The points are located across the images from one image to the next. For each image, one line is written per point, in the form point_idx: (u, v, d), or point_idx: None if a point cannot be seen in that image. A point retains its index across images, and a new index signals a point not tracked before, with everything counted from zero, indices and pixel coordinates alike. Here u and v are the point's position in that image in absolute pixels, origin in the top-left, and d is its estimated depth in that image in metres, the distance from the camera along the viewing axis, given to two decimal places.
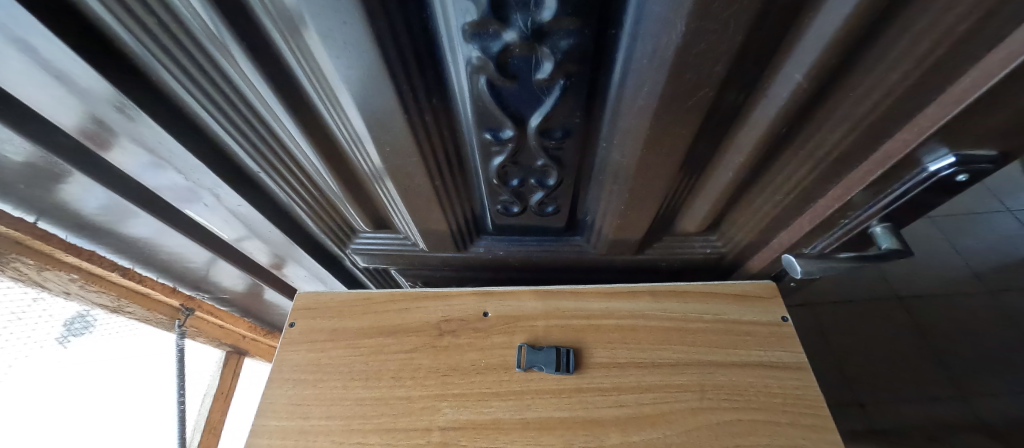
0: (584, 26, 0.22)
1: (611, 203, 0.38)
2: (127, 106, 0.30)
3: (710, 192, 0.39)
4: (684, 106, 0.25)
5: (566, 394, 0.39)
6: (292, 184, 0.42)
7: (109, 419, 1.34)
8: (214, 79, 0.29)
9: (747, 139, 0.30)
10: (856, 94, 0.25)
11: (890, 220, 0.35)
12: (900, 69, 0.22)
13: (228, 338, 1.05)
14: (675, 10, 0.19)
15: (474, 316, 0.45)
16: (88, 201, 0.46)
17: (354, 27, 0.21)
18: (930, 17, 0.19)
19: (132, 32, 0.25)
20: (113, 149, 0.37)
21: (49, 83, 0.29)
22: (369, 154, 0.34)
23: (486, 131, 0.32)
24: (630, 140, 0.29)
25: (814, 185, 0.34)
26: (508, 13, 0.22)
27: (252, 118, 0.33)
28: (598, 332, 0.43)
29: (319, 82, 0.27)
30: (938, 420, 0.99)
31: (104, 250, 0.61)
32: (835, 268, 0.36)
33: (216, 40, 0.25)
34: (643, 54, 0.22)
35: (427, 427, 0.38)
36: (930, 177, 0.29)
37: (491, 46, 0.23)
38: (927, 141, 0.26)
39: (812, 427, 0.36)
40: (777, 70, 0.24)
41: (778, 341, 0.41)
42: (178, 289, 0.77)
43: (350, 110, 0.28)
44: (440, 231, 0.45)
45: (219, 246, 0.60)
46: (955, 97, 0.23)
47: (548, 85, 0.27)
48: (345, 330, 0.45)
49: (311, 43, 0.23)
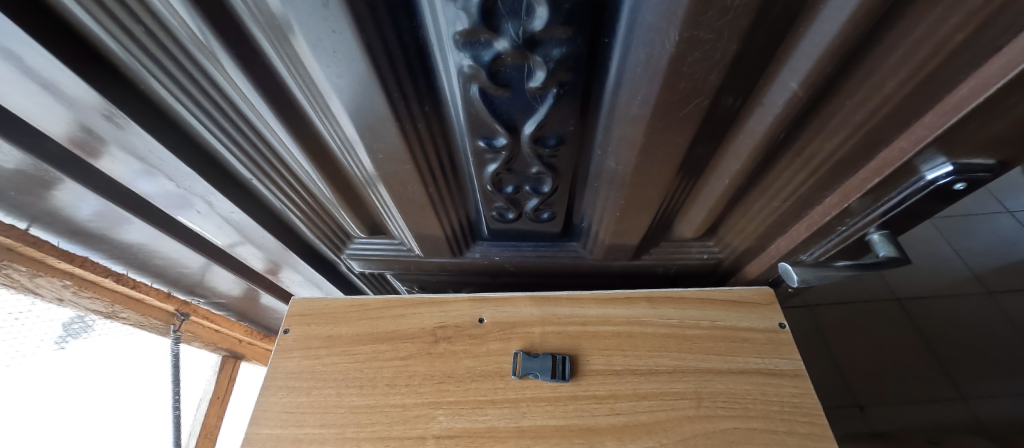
0: (577, 34, 0.22)
1: (607, 209, 0.38)
2: (116, 114, 0.30)
3: (706, 198, 0.38)
4: (679, 114, 0.25)
5: (562, 402, 0.39)
6: (285, 191, 0.42)
7: (109, 417, 1.38)
8: (205, 88, 0.29)
9: (743, 146, 0.30)
10: (851, 104, 0.25)
11: (888, 227, 0.35)
12: (897, 78, 0.22)
13: (223, 343, 1.05)
14: (669, 19, 0.19)
15: (469, 322, 0.45)
16: (80, 207, 0.46)
17: (343, 36, 0.21)
18: (925, 27, 0.19)
19: (119, 40, 0.25)
20: (103, 157, 0.37)
21: (35, 92, 0.28)
22: (362, 161, 0.34)
23: (480, 138, 0.31)
24: (624, 148, 0.29)
25: (810, 192, 0.34)
26: (500, 22, 0.21)
27: (244, 125, 0.33)
28: (594, 339, 0.42)
29: (309, 89, 0.26)
30: (939, 423, 0.99)
31: (97, 255, 0.60)
32: (832, 276, 0.36)
33: (205, 49, 0.24)
34: (637, 62, 0.22)
35: (421, 436, 0.38)
36: (927, 185, 0.29)
37: (482, 55, 0.23)
38: (925, 150, 0.26)
39: (810, 436, 0.35)
40: (772, 78, 0.24)
41: (775, 348, 0.41)
42: (173, 294, 0.77)
43: (341, 118, 0.28)
44: (434, 237, 0.45)
45: (214, 252, 0.60)
46: (952, 106, 0.23)
47: (542, 93, 0.26)
48: (340, 336, 0.45)
49: (300, 52, 0.23)
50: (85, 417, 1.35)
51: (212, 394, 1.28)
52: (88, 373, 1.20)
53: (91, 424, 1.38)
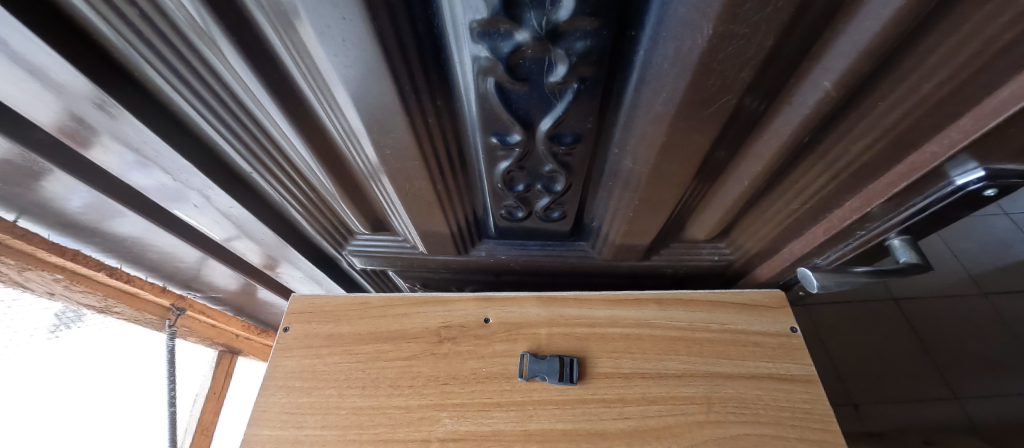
0: (603, 27, 0.21)
1: (619, 210, 0.37)
2: (108, 103, 0.29)
3: (721, 201, 0.37)
4: (704, 113, 0.24)
5: (570, 405, 0.38)
6: (285, 184, 0.40)
7: (103, 414, 1.37)
8: (204, 77, 0.27)
9: (767, 148, 0.29)
10: (883, 105, 0.24)
11: (908, 233, 0.35)
12: (935, 79, 0.21)
13: (219, 337, 1.04)
14: (703, 12, 0.17)
15: (475, 322, 0.43)
16: (71, 199, 0.44)
17: (353, 23, 0.19)
18: (971, 26, 0.18)
19: (112, 23, 0.23)
20: (95, 147, 0.35)
21: (23, 78, 0.27)
22: (366, 153, 0.32)
23: (493, 135, 0.30)
24: (644, 148, 0.28)
25: (832, 196, 0.33)
26: (522, 12, 0.20)
27: (245, 117, 0.31)
28: (602, 341, 0.42)
29: (314, 79, 0.25)
30: (935, 423, 0.99)
31: (89, 248, 0.59)
32: (851, 282, 0.35)
33: (204, 34, 0.23)
34: (664, 57, 0.21)
35: (426, 438, 0.37)
36: (956, 190, 0.28)
37: (501, 47, 0.22)
38: (958, 154, 0.25)
39: (821, 443, 0.35)
40: (803, 77, 0.23)
41: (787, 353, 0.40)
42: (168, 289, 0.76)
43: (348, 110, 0.27)
44: (440, 234, 0.44)
45: (211, 247, 0.59)
46: (992, 109, 0.22)
47: (561, 89, 0.25)
48: (341, 335, 0.44)
49: (307, 40, 0.21)
50: (80, 414, 1.34)
51: (207, 389, 1.28)
52: (85, 366, 1.20)
53: (86, 422, 1.36)
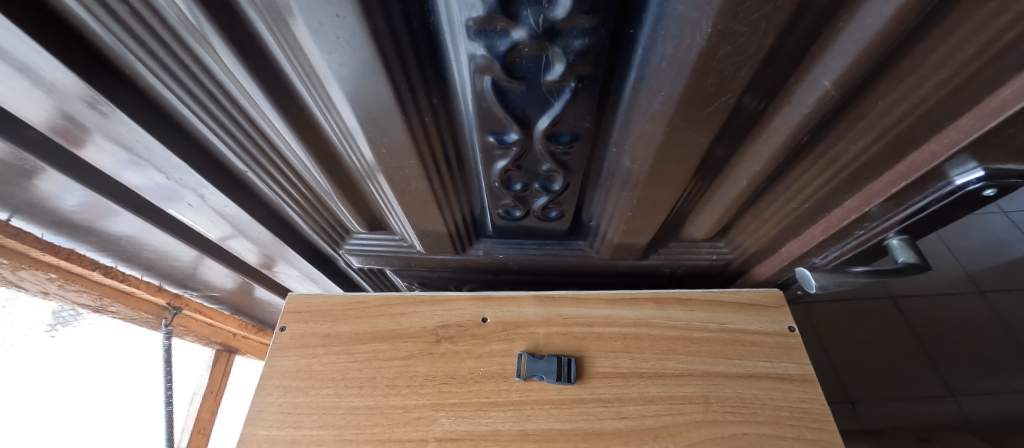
0: (601, 25, 0.21)
1: (618, 209, 0.37)
2: (99, 101, 0.28)
3: (720, 200, 0.37)
4: (702, 112, 0.24)
5: (567, 405, 0.38)
6: (281, 184, 0.40)
7: (101, 413, 1.37)
8: (196, 75, 0.27)
9: (765, 148, 0.29)
10: (883, 104, 0.24)
11: (907, 232, 0.35)
12: (935, 78, 0.21)
13: (216, 336, 1.04)
14: (702, 10, 0.17)
15: (473, 321, 0.43)
16: (65, 198, 0.44)
17: (347, 20, 0.19)
18: (973, 25, 0.18)
19: (102, 21, 0.23)
20: (87, 146, 0.35)
21: (12, 76, 0.27)
22: (362, 153, 0.32)
23: (490, 134, 0.30)
24: (642, 147, 0.28)
25: (831, 195, 0.33)
26: (519, 10, 0.20)
27: (239, 116, 0.31)
28: (600, 340, 0.41)
29: (309, 77, 0.25)
30: (932, 420, 1.00)
31: (83, 247, 0.58)
32: (848, 282, 0.35)
33: (196, 32, 0.23)
34: (663, 56, 0.20)
35: (423, 438, 0.37)
36: (956, 190, 0.28)
37: (497, 45, 0.22)
38: (958, 154, 0.25)
39: (818, 442, 0.35)
40: (803, 76, 0.23)
41: (785, 352, 0.40)
42: (164, 288, 0.76)
43: (343, 109, 0.26)
44: (438, 233, 0.44)
45: (206, 246, 0.58)
46: (992, 109, 0.21)
47: (559, 88, 0.25)
48: (338, 335, 0.43)
49: (300, 38, 0.21)
50: (78, 413, 1.34)
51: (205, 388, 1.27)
52: (83, 365, 1.20)
53: (84, 421, 1.36)
